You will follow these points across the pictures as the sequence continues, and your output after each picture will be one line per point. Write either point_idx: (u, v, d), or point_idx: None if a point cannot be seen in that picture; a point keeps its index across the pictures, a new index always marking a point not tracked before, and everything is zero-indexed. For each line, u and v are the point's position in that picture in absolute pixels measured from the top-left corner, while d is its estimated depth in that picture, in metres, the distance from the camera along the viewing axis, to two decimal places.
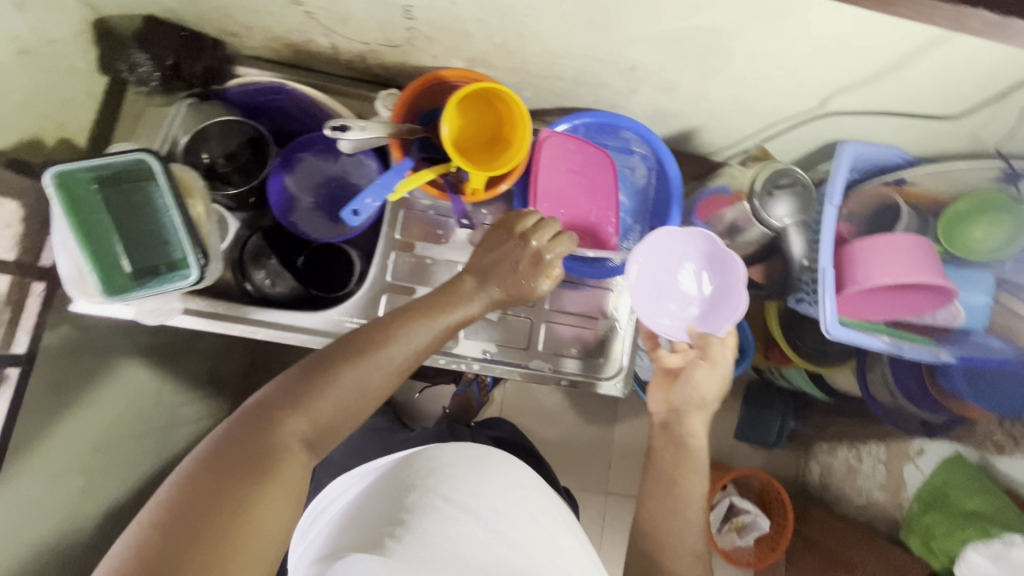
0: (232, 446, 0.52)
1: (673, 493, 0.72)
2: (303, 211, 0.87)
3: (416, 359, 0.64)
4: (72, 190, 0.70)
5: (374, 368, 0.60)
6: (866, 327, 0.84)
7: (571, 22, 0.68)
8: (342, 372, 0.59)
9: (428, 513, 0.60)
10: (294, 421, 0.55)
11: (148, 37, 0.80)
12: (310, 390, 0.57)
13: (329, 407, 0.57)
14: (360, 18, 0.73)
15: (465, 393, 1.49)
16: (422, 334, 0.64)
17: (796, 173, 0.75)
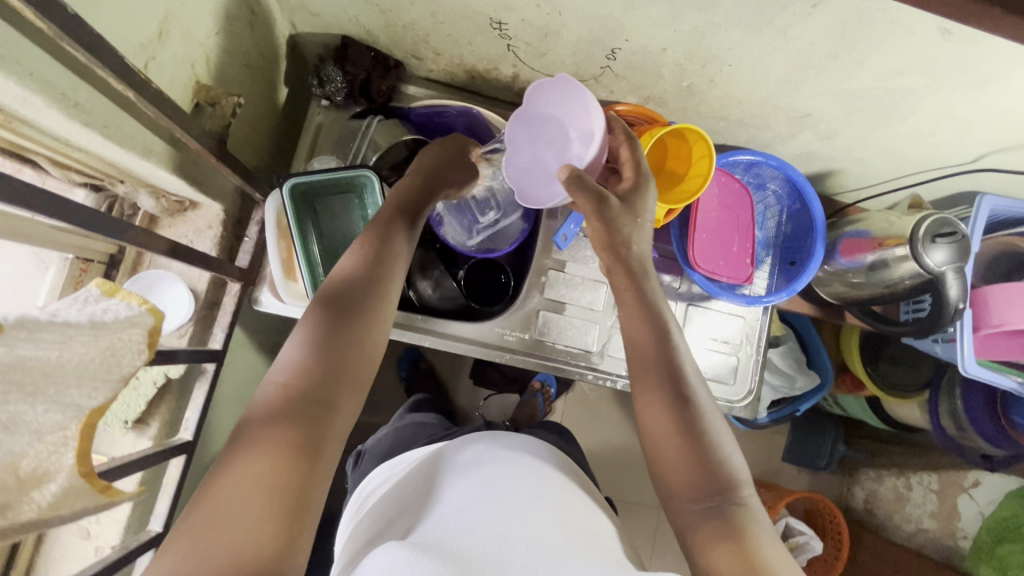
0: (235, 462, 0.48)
1: (682, 416, 0.62)
2: (453, 227, 0.92)
3: (370, 293, 0.62)
4: (295, 203, 0.76)
5: (355, 317, 0.60)
6: (998, 368, 0.90)
7: (769, 74, 0.73)
8: (343, 322, 0.59)
9: (470, 510, 0.58)
10: (308, 389, 0.54)
11: (345, 56, 0.85)
12: (282, 382, 0.54)
13: (339, 361, 0.56)
14: (560, 55, 0.78)
15: (530, 403, 1.47)
16: (390, 283, 0.64)
17: (961, 226, 0.78)
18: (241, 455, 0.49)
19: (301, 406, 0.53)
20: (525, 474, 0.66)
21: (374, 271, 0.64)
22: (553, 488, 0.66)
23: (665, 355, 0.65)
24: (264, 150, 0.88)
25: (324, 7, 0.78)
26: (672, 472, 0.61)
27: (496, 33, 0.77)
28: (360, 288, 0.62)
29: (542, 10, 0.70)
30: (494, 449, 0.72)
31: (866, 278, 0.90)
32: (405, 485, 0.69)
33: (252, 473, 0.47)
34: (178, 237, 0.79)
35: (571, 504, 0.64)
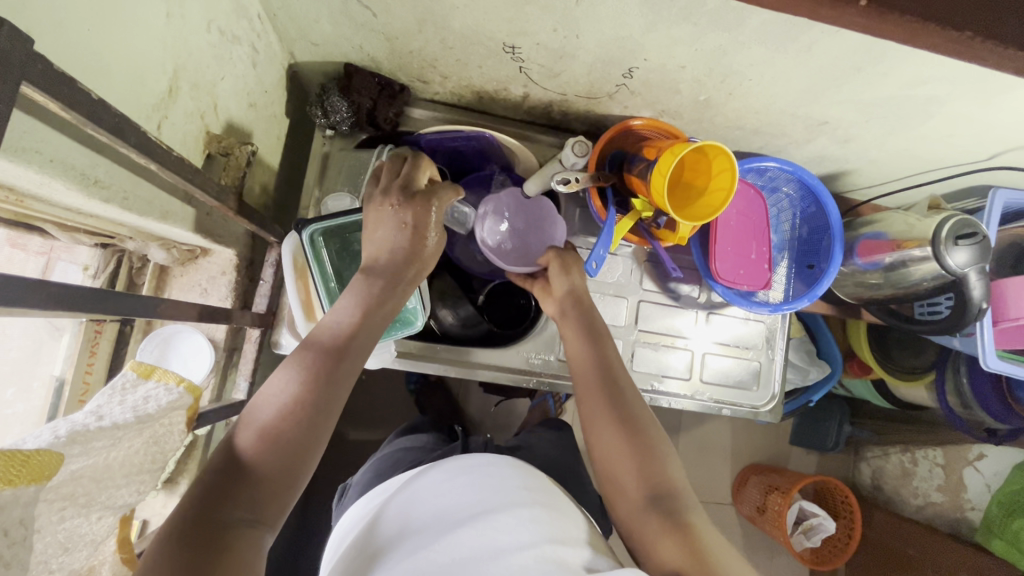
0: (194, 530, 0.45)
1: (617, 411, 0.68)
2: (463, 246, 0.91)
3: (342, 340, 0.58)
4: (316, 249, 0.74)
5: (332, 372, 0.55)
6: (1016, 358, 0.91)
7: (790, 87, 0.72)
8: (281, 426, 0.51)
9: (453, 538, 0.54)
10: (277, 452, 0.50)
11: (349, 85, 0.82)
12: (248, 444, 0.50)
13: (290, 454, 0.51)
14: (575, 74, 0.76)
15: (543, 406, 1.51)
16: (364, 333, 0.60)
17: (981, 226, 0.79)
18: (200, 526, 0.45)
19: (236, 514, 0.47)
20: (487, 496, 0.60)
21: (332, 352, 0.57)
22: (520, 506, 0.59)
23: (601, 362, 0.73)
24: (270, 185, 0.85)
25: (326, 37, 0.75)
26: (609, 454, 0.67)
27: (509, 56, 0.75)
28: (313, 371, 0.55)
29: (558, 34, 0.68)
30: (453, 473, 0.65)
31: (883, 279, 0.91)
32: (379, 508, 0.65)
33: (205, 552, 0.44)
34: (191, 286, 0.76)
35: (537, 521, 0.57)
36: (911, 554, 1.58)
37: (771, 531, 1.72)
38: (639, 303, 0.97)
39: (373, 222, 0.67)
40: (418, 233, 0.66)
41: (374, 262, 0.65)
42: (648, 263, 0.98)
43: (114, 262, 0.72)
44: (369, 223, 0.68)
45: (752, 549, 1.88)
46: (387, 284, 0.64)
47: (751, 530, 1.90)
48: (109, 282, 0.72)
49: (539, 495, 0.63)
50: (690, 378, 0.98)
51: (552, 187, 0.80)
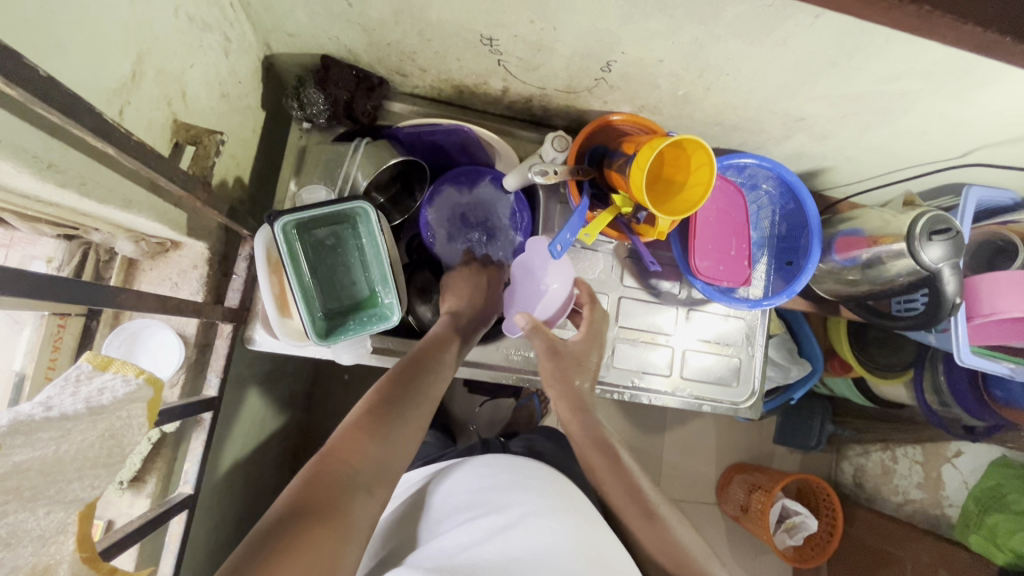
0: (320, 484, 0.56)
1: (635, 494, 0.78)
2: (444, 243, 0.94)
3: (429, 359, 0.73)
4: (289, 242, 0.71)
5: (425, 378, 0.71)
6: (988, 353, 0.93)
7: (766, 82, 0.73)
8: (388, 420, 0.64)
9: (502, 536, 0.61)
10: (381, 431, 0.63)
11: (325, 78, 0.81)
12: (366, 422, 0.63)
13: (392, 437, 0.64)
14: (554, 68, 0.76)
15: (528, 406, 1.50)
16: (444, 356, 0.75)
17: (956, 221, 0.79)
18: (325, 482, 0.57)
19: (348, 484, 0.58)
20: (531, 497, 0.68)
21: (419, 363, 0.72)
22: (560, 512, 0.67)
23: (592, 429, 0.83)
24: (246, 179, 0.84)
25: (302, 27, 0.74)
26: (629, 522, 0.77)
27: (487, 49, 0.74)
28: (407, 382, 0.69)
29: (535, 26, 0.67)
30: (496, 471, 0.74)
31: (861, 275, 0.92)
32: (428, 502, 0.74)
33: (331, 501, 0.55)
34: (162, 280, 0.74)
35: (575, 527, 0.65)
36: (892, 550, 1.60)
37: (755, 530, 1.72)
38: (620, 299, 0.97)
39: (458, 288, 0.89)
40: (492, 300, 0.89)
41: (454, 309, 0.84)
42: (629, 259, 0.98)
43: (79, 255, 0.70)
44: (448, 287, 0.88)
45: (737, 548, 1.89)
46: (470, 327, 0.83)
47: (736, 529, 1.91)
48: (74, 274, 0.70)
49: (566, 499, 0.71)
50: (670, 375, 0.98)
51: (529, 179, 0.80)
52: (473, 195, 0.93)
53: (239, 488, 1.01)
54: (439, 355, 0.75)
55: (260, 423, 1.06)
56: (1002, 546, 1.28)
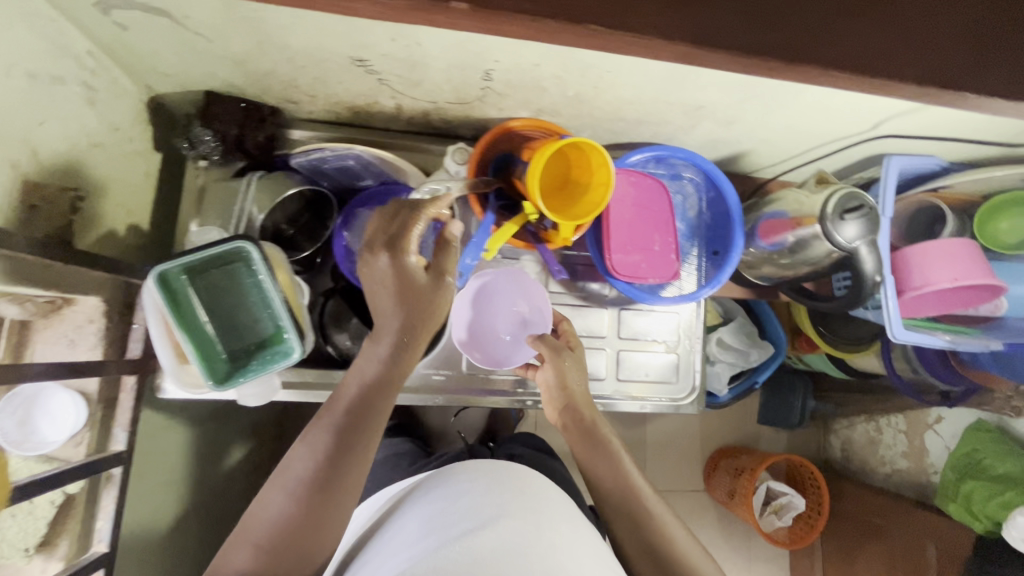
0: None
1: (620, 483, 0.76)
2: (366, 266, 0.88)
3: (350, 429, 0.63)
4: (173, 288, 0.70)
5: (346, 445, 0.62)
6: (923, 326, 0.91)
7: (650, 75, 0.70)
8: (285, 530, 0.58)
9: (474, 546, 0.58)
10: (280, 531, 0.58)
11: (211, 114, 0.79)
12: (277, 518, 0.58)
13: (296, 536, 0.58)
14: (436, 81, 0.74)
15: None
16: (371, 417, 0.64)
17: (867, 197, 0.77)
18: None
19: None
20: (502, 499, 0.65)
21: (342, 429, 0.62)
22: (535, 514, 0.64)
23: (587, 426, 0.81)
24: (144, 224, 0.82)
25: (173, 66, 0.73)
26: (614, 516, 0.76)
27: (362, 70, 0.72)
28: (324, 455, 0.61)
29: (398, 44, 0.65)
30: (473, 477, 0.70)
31: (792, 257, 0.89)
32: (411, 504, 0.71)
33: None
34: (56, 339, 0.70)
35: (551, 531, 0.62)
36: (879, 522, 1.59)
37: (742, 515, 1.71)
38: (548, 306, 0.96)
39: (377, 286, 0.68)
40: (422, 300, 0.67)
41: (377, 334, 0.68)
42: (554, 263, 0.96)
43: None
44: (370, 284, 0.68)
45: (730, 533, 1.88)
46: (387, 370, 0.66)
47: (727, 514, 1.90)
48: None
49: (541, 498, 0.68)
50: (608, 378, 0.96)
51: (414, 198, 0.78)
52: None
53: (193, 530, 1.00)
54: (362, 411, 0.64)
55: (209, 464, 1.05)
56: (982, 516, 1.23)
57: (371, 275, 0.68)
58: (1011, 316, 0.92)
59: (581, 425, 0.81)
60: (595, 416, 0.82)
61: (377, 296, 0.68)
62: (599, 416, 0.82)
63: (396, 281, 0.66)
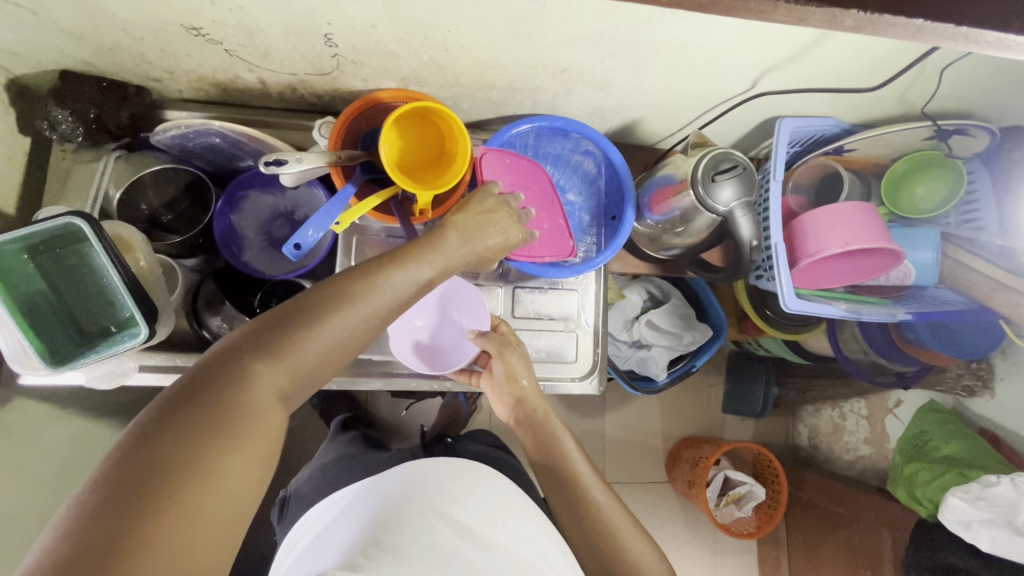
0: (186, 415, 0.44)
1: (575, 495, 0.78)
2: (255, 251, 0.88)
3: (394, 290, 0.57)
4: (5, 266, 0.67)
5: (370, 296, 0.55)
6: (823, 296, 0.86)
7: (495, 34, 0.67)
8: (296, 349, 0.50)
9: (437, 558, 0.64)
10: (271, 353, 0.49)
11: (64, 93, 0.77)
12: (278, 343, 0.49)
13: (307, 366, 0.51)
14: (283, 50, 0.72)
15: (453, 404, 1.50)
16: (401, 281, 0.58)
17: (740, 156, 0.74)
18: (187, 419, 0.44)
19: (207, 425, 0.44)
20: (461, 502, 0.72)
21: (390, 283, 0.57)
22: (500, 524, 0.72)
23: (546, 434, 0.84)
24: (10, 208, 0.81)
25: (14, 43, 0.71)
26: (566, 523, 0.78)
27: (201, 39, 0.70)
28: (355, 295, 0.54)
29: (220, 8, 0.63)
30: (440, 481, 0.74)
31: (686, 225, 0.85)
32: (362, 506, 0.72)
33: (177, 444, 0.42)
34: None
35: (513, 543, 0.70)
36: (842, 512, 1.52)
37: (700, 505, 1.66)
38: None
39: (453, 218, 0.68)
40: (470, 235, 0.68)
41: (418, 244, 0.63)
42: None
43: None
44: (462, 212, 0.69)
45: (695, 527, 1.81)
46: (431, 261, 0.62)
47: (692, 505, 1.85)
48: None
49: (500, 505, 0.74)
50: None
51: (260, 168, 0.73)
52: (285, 197, 0.89)
53: None
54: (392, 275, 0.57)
55: None
56: (925, 499, 1.15)
57: (460, 219, 0.68)
58: (921, 284, 0.87)
59: (530, 420, 0.86)
60: (546, 411, 0.86)
61: (462, 230, 0.67)
62: (549, 411, 0.86)
63: (459, 226, 0.67)
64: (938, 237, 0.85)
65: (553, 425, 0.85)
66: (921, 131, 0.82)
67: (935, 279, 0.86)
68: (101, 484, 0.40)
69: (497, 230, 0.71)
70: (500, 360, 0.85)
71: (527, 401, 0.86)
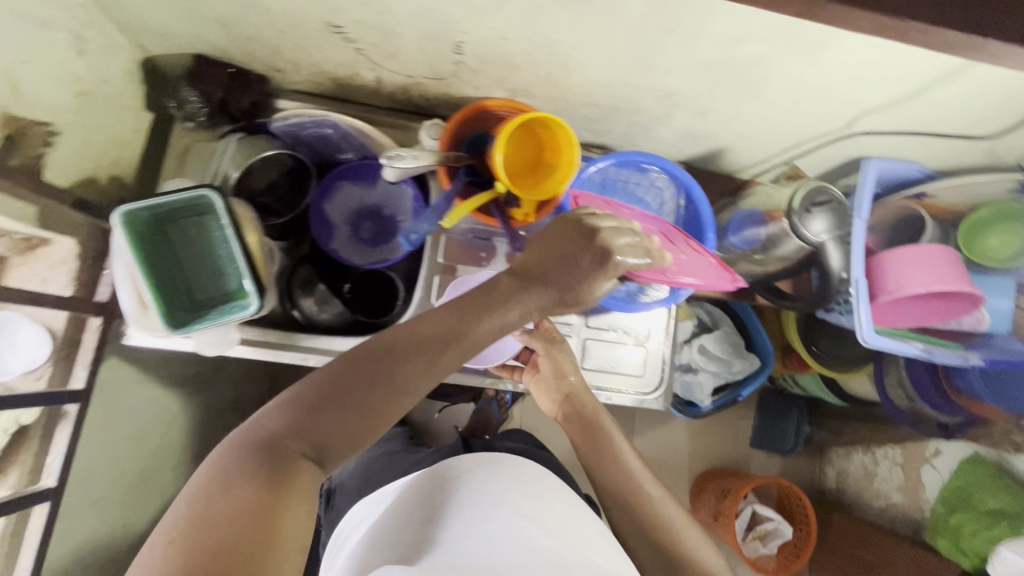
0: (235, 484, 0.46)
1: (627, 486, 0.79)
2: (343, 240, 0.90)
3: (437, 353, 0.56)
4: (139, 231, 0.71)
5: (412, 358, 0.55)
6: (897, 334, 0.88)
7: (616, 55, 0.71)
8: (336, 412, 0.52)
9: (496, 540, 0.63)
10: (313, 417, 0.51)
11: (198, 74, 0.82)
12: (320, 407, 0.51)
13: (347, 429, 0.52)
14: (410, 53, 0.76)
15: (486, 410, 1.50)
16: (447, 342, 0.56)
17: (835, 191, 0.77)
18: (236, 487, 0.46)
19: (253, 492, 0.46)
20: (513, 492, 0.71)
21: (435, 344, 0.56)
22: (550, 508, 0.71)
23: (594, 430, 0.87)
24: (129, 178, 0.86)
25: (163, 25, 0.76)
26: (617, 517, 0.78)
27: (339, 37, 0.75)
28: (397, 357, 0.54)
29: (369, 9, 0.68)
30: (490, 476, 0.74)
31: (764, 254, 0.89)
32: (414, 501, 0.73)
33: (228, 514, 0.45)
34: (29, 274, 0.72)
35: (565, 524, 0.70)
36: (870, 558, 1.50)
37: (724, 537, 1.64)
38: None
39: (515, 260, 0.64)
40: (533, 276, 0.62)
41: (467, 297, 0.60)
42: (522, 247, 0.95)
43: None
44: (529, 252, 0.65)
45: None
46: (484, 313, 0.58)
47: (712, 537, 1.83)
48: None
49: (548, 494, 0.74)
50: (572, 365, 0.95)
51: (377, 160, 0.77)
52: (377, 191, 0.91)
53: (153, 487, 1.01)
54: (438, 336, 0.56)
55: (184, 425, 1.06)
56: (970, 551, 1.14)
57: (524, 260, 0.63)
58: (995, 332, 0.88)
59: (580, 417, 0.88)
60: (596, 410, 0.88)
61: (522, 272, 0.62)
62: (598, 407, 0.89)
63: (515, 272, 0.62)
64: (1015, 286, 0.86)
65: (601, 420, 0.88)
66: (1005, 183, 0.84)
67: (1010, 329, 0.87)
68: (160, 550, 0.42)
69: (587, 270, 0.62)
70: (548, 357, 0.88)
71: (576, 396, 0.89)
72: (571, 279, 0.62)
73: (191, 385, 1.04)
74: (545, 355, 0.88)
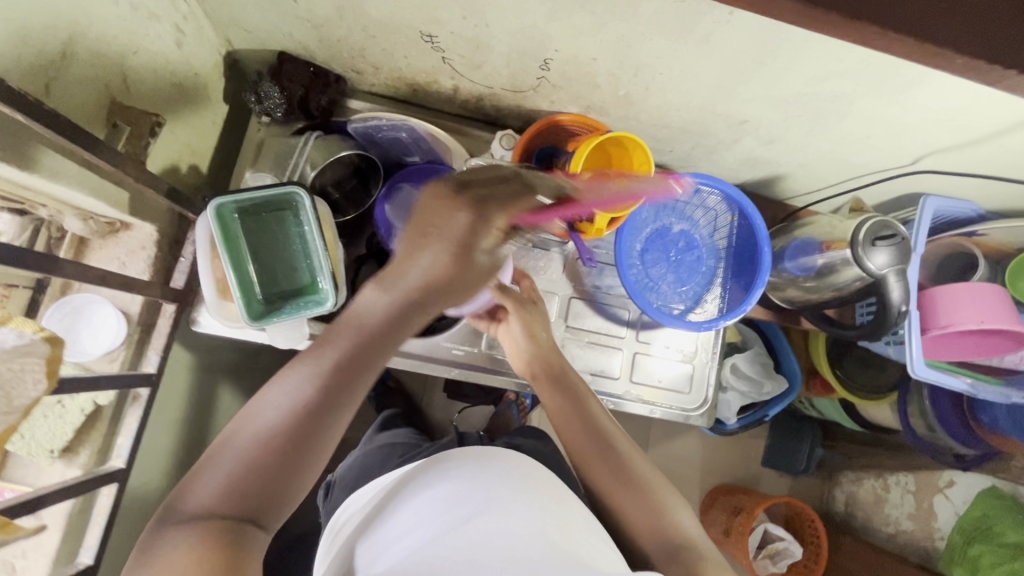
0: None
1: (607, 458, 0.74)
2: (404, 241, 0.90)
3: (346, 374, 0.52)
4: (226, 224, 0.73)
5: (324, 391, 0.52)
6: (942, 367, 0.90)
7: (701, 82, 0.73)
8: (252, 475, 0.49)
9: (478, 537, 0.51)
10: (231, 485, 0.48)
11: (283, 72, 0.84)
12: (228, 474, 0.49)
13: (267, 486, 0.49)
14: (496, 66, 0.78)
15: (504, 414, 1.48)
16: (362, 359, 0.53)
17: (901, 227, 0.79)
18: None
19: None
20: (505, 487, 0.57)
21: (340, 369, 0.52)
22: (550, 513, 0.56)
23: (574, 402, 0.80)
24: (203, 167, 0.88)
25: (256, 24, 0.78)
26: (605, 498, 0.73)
27: (429, 46, 0.77)
28: (314, 397, 0.51)
29: (468, 22, 0.70)
30: (474, 466, 0.61)
31: (818, 281, 0.90)
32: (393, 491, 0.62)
33: None
34: (109, 259, 0.77)
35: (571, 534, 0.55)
36: None
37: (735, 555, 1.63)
38: (569, 301, 0.96)
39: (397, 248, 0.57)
40: (434, 261, 0.54)
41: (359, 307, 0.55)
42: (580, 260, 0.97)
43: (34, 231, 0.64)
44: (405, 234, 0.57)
45: None
46: (397, 321, 0.55)
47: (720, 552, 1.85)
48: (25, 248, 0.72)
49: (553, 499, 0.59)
50: (621, 379, 0.97)
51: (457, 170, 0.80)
52: None
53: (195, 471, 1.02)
54: (350, 355, 0.53)
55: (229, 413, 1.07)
56: None
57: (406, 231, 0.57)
58: None
59: (555, 378, 0.83)
60: (568, 369, 0.84)
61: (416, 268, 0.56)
62: (570, 367, 0.84)
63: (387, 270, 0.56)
64: None
65: (584, 394, 0.81)
66: None
67: None
68: None
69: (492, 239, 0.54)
70: (518, 317, 0.85)
71: (546, 354, 0.85)
72: (463, 238, 0.53)
73: (238, 373, 1.05)
74: (517, 317, 0.85)
